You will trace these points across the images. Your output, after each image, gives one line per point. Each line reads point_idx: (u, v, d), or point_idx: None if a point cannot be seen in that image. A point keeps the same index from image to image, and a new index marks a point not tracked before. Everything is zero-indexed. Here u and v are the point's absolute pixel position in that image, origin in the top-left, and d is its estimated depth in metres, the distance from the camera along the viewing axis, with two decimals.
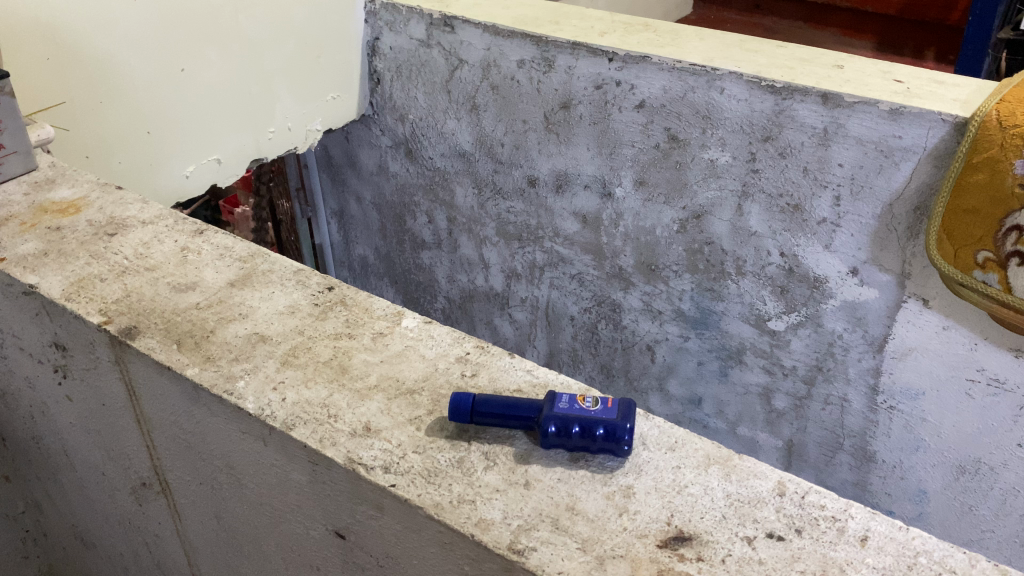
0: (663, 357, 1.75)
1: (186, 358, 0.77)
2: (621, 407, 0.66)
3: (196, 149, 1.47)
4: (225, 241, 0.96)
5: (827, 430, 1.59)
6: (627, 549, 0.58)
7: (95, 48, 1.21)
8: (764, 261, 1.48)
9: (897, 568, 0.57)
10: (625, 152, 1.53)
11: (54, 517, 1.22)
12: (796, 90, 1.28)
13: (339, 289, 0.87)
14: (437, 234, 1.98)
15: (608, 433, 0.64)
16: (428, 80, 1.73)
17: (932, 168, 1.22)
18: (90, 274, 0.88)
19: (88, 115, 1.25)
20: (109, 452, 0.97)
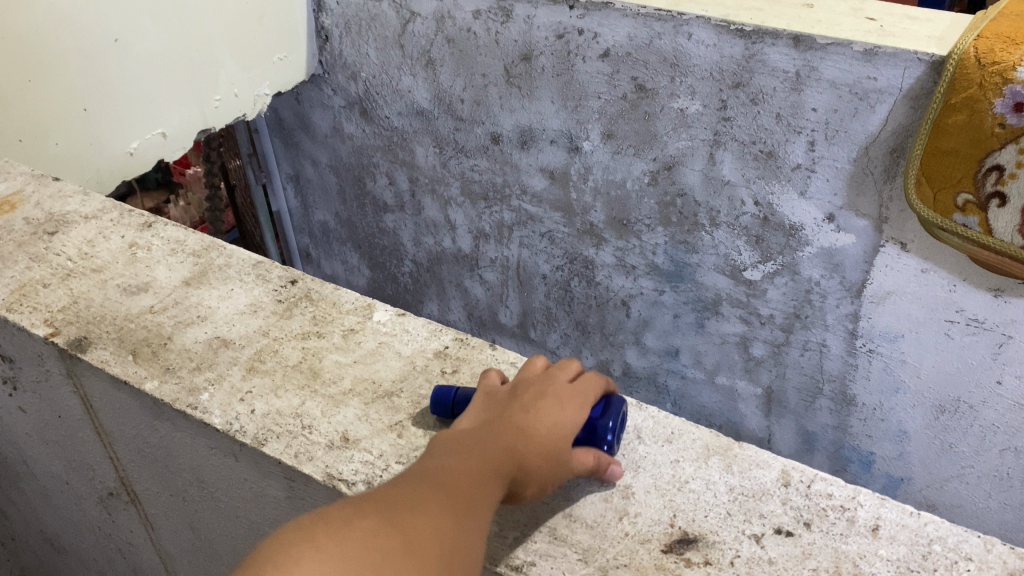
0: (638, 311, 1.73)
1: (143, 369, 0.72)
2: (608, 406, 0.62)
3: (137, 124, 1.38)
4: (176, 233, 0.89)
5: (806, 376, 1.58)
6: (631, 557, 0.55)
7: (19, 23, 1.11)
8: (738, 211, 1.44)
9: (912, 558, 0.54)
10: (591, 105, 1.47)
11: (21, 524, 1.17)
12: (766, 33, 1.23)
13: (303, 282, 0.82)
14: (400, 196, 1.92)
15: (589, 432, 0.59)
16: (379, 36, 1.65)
17: (908, 110, 1.18)
18: (31, 280, 0.81)
19: (18, 96, 1.16)
20: (70, 462, 0.91)
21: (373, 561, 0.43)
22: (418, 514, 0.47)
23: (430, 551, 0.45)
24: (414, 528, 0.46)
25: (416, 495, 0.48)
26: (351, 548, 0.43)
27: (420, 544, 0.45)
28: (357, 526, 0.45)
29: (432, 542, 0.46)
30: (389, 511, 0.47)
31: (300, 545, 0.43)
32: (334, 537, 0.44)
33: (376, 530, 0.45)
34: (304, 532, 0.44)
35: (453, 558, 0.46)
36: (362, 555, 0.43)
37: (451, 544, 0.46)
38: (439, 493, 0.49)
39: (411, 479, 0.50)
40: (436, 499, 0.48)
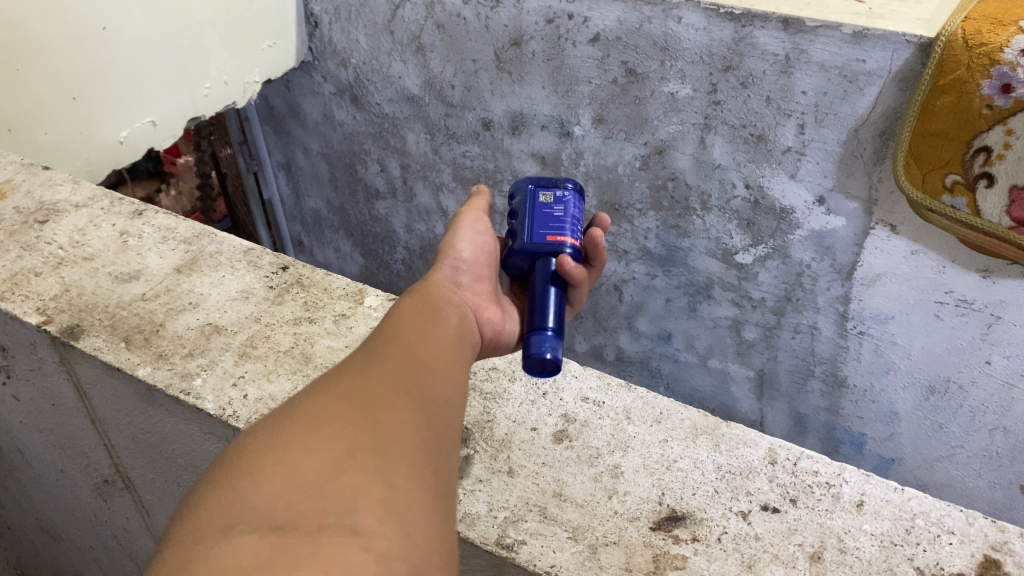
0: (631, 296, 1.74)
1: (136, 356, 0.72)
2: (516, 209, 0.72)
3: (126, 111, 1.38)
4: (167, 221, 0.90)
5: (797, 358, 1.59)
6: (620, 535, 0.56)
7: (10, 12, 1.10)
8: (729, 194, 1.45)
9: (895, 533, 0.55)
10: (582, 90, 1.47)
11: (17, 513, 1.18)
12: (755, 16, 1.23)
13: (294, 268, 0.83)
14: (392, 183, 1.92)
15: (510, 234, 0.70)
16: (369, 22, 1.64)
17: (897, 92, 1.18)
18: (23, 269, 0.81)
19: (7, 85, 1.15)
20: (65, 450, 0.92)
21: (290, 445, 0.40)
22: (318, 399, 0.44)
23: (349, 412, 0.43)
24: (330, 404, 0.43)
25: (319, 388, 0.45)
26: (262, 449, 0.40)
27: (336, 413, 0.42)
28: (258, 435, 0.41)
29: (347, 406, 0.43)
30: (286, 410, 0.43)
31: (204, 485, 0.38)
32: (238, 454, 0.40)
33: (279, 426, 0.41)
34: (210, 471, 0.40)
35: (379, 411, 0.44)
36: (276, 447, 0.40)
37: (373, 403, 0.44)
38: (344, 377, 0.47)
39: (311, 384, 0.47)
40: (342, 383, 0.46)
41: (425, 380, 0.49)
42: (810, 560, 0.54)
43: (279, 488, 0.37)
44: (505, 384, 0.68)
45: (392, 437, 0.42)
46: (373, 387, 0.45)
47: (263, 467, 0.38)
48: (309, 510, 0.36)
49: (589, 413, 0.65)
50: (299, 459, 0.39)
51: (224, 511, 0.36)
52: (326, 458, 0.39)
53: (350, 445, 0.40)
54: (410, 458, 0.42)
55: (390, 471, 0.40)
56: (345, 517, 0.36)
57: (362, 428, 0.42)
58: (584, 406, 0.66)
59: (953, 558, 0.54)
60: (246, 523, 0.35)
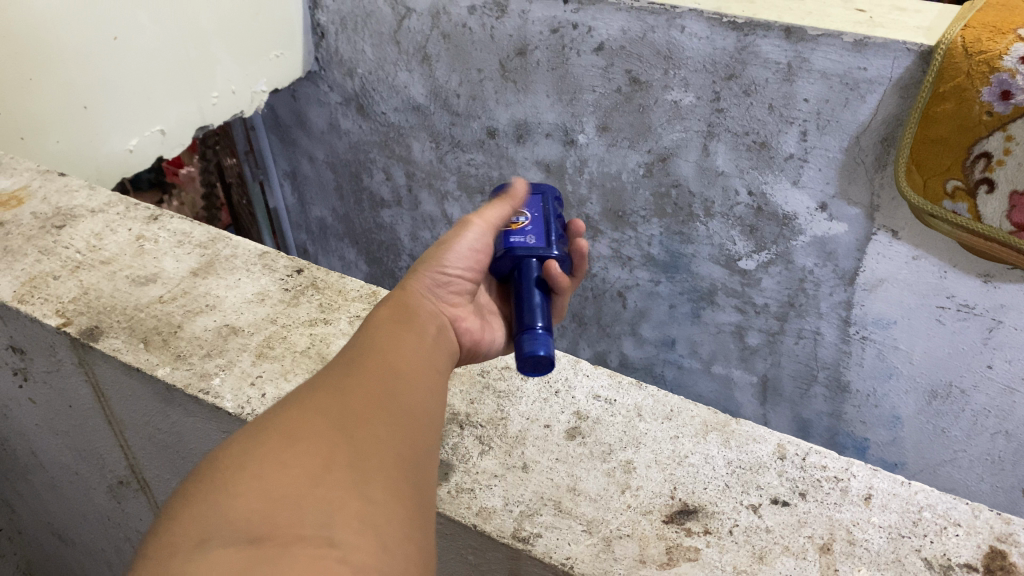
0: (635, 302, 1.76)
1: (155, 357, 0.73)
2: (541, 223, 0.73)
3: (136, 120, 1.40)
4: (182, 226, 0.91)
5: (800, 363, 1.61)
6: (633, 527, 0.57)
7: (21, 22, 1.12)
8: (732, 201, 1.47)
9: (903, 525, 0.57)
10: (586, 98, 1.49)
11: (28, 516, 1.19)
12: (757, 25, 1.25)
13: (309, 271, 0.84)
14: (397, 191, 1.93)
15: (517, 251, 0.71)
16: (375, 32, 1.66)
17: (898, 99, 1.20)
18: (42, 272, 0.83)
19: (19, 93, 1.17)
20: (80, 452, 0.93)
21: (266, 459, 0.40)
22: (295, 414, 0.44)
23: (326, 426, 0.43)
24: (304, 416, 0.44)
25: (296, 401, 0.46)
26: (238, 463, 0.40)
27: (311, 427, 0.43)
28: (234, 448, 0.42)
29: (323, 420, 0.44)
30: (264, 424, 0.44)
31: (182, 500, 0.39)
32: (215, 467, 0.40)
33: (255, 440, 0.42)
34: (187, 484, 0.40)
35: (357, 425, 0.44)
36: (252, 460, 0.40)
37: (347, 414, 0.45)
38: (322, 390, 0.47)
39: (290, 396, 0.47)
40: (318, 396, 0.46)
41: (405, 389, 0.49)
42: (820, 552, 0.55)
43: (255, 502, 0.38)
44: (518, 382, 0.69)
45: (369, 450, 0.43)
46: (350, 399, 0.46)
47: (240, 481, 0.39)
48: (285, 523, 0.37)
49: (601, 411, 0.66)
50: (276, 473, 0.39)
51: (201, 527, 0.37)
52: (303, 472, 0.40)
53: (327, 458, 0.41)
54: (386, 470, 0.42)
55: (367, 484, 0.41)
56: (321, 529, 0.37)
57: (339, 442, 0.42)
58: (596, 404, 0.67)
59: (960, 549, 0.55)
60: (220, 538, 0.36)
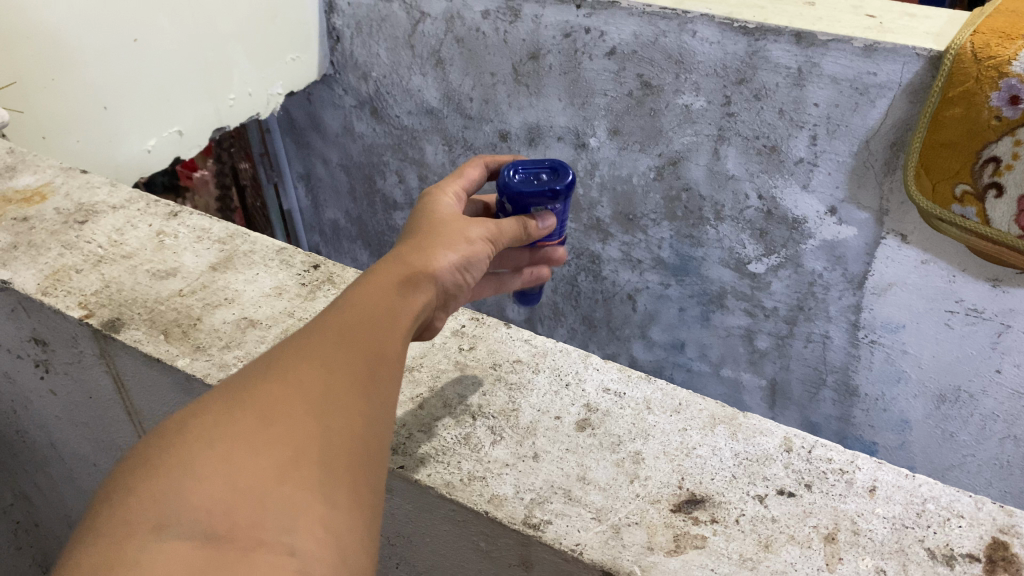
0: (645, 305, 1.77)
1: (175, 348, 0.75)
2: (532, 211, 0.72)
3: (155, 121, 1.42)
4: (201, 222, 0.93)
5: (809, 367, 1.62)
6: (641, 515, 0.58)
7: (42, 23, 1.14)
8: (742, 204, 1.48)
9: (907, 516, 0.58)
10: (598, 102, 1.50)
11: (45, 509, 1.21)
12: (768, 30, 1.26)
13: (325, 267, 0.86)
14: (409, 194, 1.95)
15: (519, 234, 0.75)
16: (389, 36, 1.69)
17: (907, 104, 1.21)
18: (65, 266, 0.85)
19: (41, 93, 1.19)
20: (99, 443, 0.95)
21: (238, 441, 0.39)
22: (274, 387, 0.42)
23: (303, 410, 0.41)
24: (279, 393, 0.42)
25: (275, 368, 0.44)
26: (206, 441, 0.39)
27: (287, 408, 0.41)
28: (206, 420, 0.40)
29: (301, 403, 0.41)
30: (240, 391, 0.42)
31: (147, 466, 0.38)
32: (184, 437, 0.39)
33: (229, 413, 0.40)
34: (154, 447, 0.39)
35: (334, 413, 0.42)
36: (223, 441, 0.39)
37: (326, 398, 0.43)
38: (303, 359, 0.44)
39: (269, 356, 0.45)
40: (301, 367, 0.44)
41: (387, 371, 0.47)
42: (825, 541, 0.56)
43: (219, 491, 0.37)
44: (529, 375, 0.71)
45: (341, 444, 0.41)
46: (332, 380, 0.44)
47: (207, 463, 0.38)
48: (246, 523, 0.36)
49: (611, 403, 0.68)
50: (244, 461, 0.38)
51: (161, 507, 0.36)
52: (271, 465, 0.38)
53: (297, 452, 0.39)
54: (354, 471, 0.41)
55: (334, 485, 0.39)
56: (281, 535, 0.36)
57: (313, 434, 0.40)
58: (605, 397, 0.68)
59: (962, 540, 0.56)
60: (182, 527, 0.36)
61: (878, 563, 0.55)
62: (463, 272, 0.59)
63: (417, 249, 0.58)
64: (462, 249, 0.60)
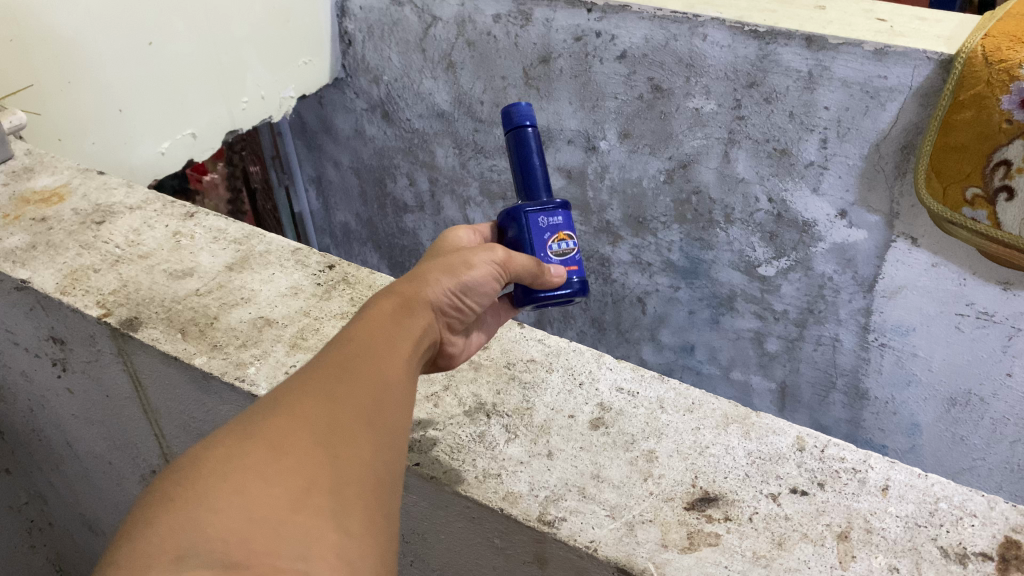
0: (654, 308, 1.77)
1: (192, 347, 0.76)
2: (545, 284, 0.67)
3: (168, 124, 1.43)
4: (217, 223, 0.94)
5: (819, 370, 1.62)
6: (655, 513, 0.59)
7: (59, 27, 1.16)
8: (752, 207, 1.48)
9: (920, 515, 0.58)
10: (608, 105, 1.51)
11: (60, 507, 1.22)
12: (779, 34, 1.26)
13: (340, 267, 0.87)
14: (419, 196, 1.96)
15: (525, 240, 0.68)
16: (401, 39, 1.70)
17: (918, 107, 1.22)
18: (83, 266, 0.86)
19: (57, 96, 1.20)
20: (116, 442, 0.96)
21: (249, 471, 0.37)
22: (282, 417, 0.40)
23: (311, 440, 0.39)
24: (287, 423, 0.40)
25: (282, 399, 0.42)
26: (217, 471, 0.37)
27: (297, 437, 0.39)
28: (216, 451, 0.38)
29: (310, 433, 0.40)
30: (248, 423, 0.40)
31: (159, 498, 0.36)
32: (194, 469, 0.37)
33: (236, 444, 0.38)
34: (163, 481, 0.37)
35: (344, 443, 0.40)
36: (234, 471, 0.37)
37: (335, 427, 0.41)
38: (309, 389, 0.42)
39: (274, 388, 0.43)
40: (306, 398, 0.42)
41: (394, 400, 0.45)
42: (838, 539, 0.56)
43: (234, 521, 0.35)
44: (543, 374, 0.71)
45: (351, 474, 0.39)
46: (340, 410, 0.42)
47: (220, 493, 0.36)
48: (262, 550, 0.35)
49: (625, 402, 0.68)
50: (257, 491, 0.36)
51: (175, 539, 0.34)
52: (284, 494, 0.37)
53: (309, 482, 0.37)
54: (367, 500, 0.39)
55: (347, 513, 0.38)
56: (296, 562, 0.35)
57: (323, 465, 0.39)
58: (619, 396, 0.69)
59: (976, 538, 0.56)
60: (199, 556, 0.34)
61: (892, 561, 0.55)
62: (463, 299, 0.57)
63: (412, 279, 0.55)
64: (456, 275, 0.57)
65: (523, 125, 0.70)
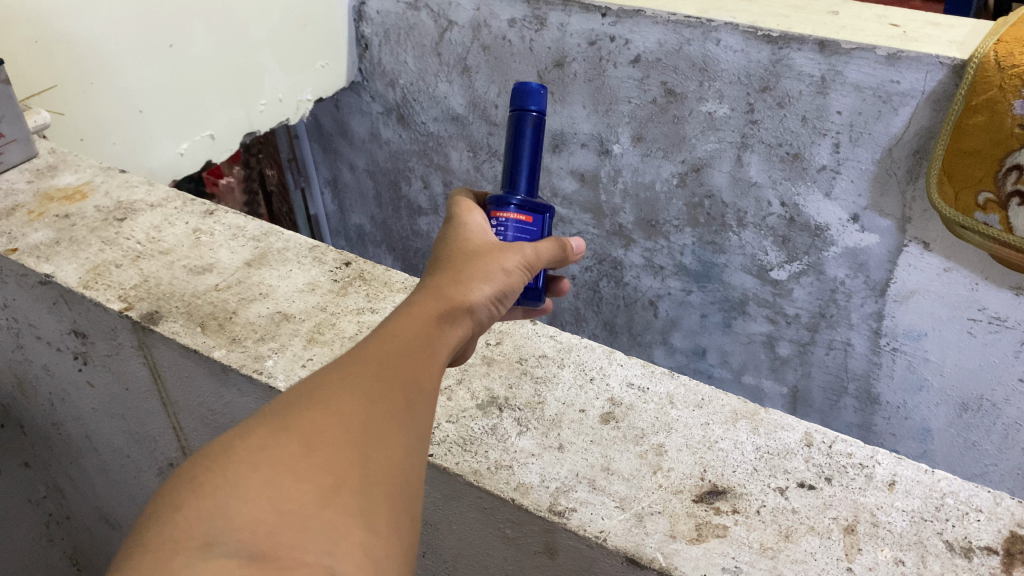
0: (666, 311, 1.78)
1: (212, 340, 0.77)
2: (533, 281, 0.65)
3: (188, 126, 1.45)
4: (236, 221, 0.96)
5: (831, 374, 1.62)
6: (664, 505, 0.59)
7: (82, 29, 1.18)
8: (765, 212, 1.49)
9: (926, 509, 0.59)
10: (622, 109, 1.52)
11: (77, 501, 1.24)
12: (792, 39, 1.28)
13: (356, 264, 0.89)
14: (433, 199, 1.98)
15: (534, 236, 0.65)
16: (417, 43, 1.72)
17: (930, 112, 1.22)
18: (105, 261, 0.87)
19: (80, 96, 1.23)
20: (134, 435, 0.98)
21: (281, 464, 0.37)
22: (317, 410, 0.39)
23: (343, 437, 0.38)
24: (321, 417, 0.39)
25: (318, 390, 0.41)
26: (249, 463, 0.37)
27: (330, 432, 0.38)
28: (249, 441, 0.38)
29: (343, 429, 0.39)
30: (283, 415, 0.39)
31: (192, 483, 0.36)
32: (226, 457, 0.37)
33: (272, 437, 0.38)
34: (197, 465, 0.37)
35: (378, 441, 0.39)
36: (265, 463, 0.37)
37: (369, 423, 0.40)
38: (346, 382, 0.41)
39: (311, 378, 0.42)
40: (342, 392, 0.41)
41: (428, 399, 0.44)
42: (844, 532, 0.57)
43: (262, 513, 0.35)
44: (555, 369, 0.73)
45: (382, 472, 0.38)
46: (375, 405, 0.41)
47: (251, 485, 0.36)
48: (288, 544, 0.34)
49: (635, 397, 0.69)
50: (287, 485, 0.36)
51: (203, 527, 0.34)
52: (312, 489, 0.36)
53: (339, 478, 0.37)
54: (396, 499, 0.38)
55: (374, 512, 0.37)
56: (322, 557, 0.34)
57: (354, 462, 0.38)
58: (629, 391, 0.70)
59: (981, 533, 0.57)
60: (226, 545, 0.34)
61: (898, 554, 0.56)
62: (499, 302, 0.55)
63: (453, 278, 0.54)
64: (498, 280, 0.55)
65: (527, 109, 0.66)
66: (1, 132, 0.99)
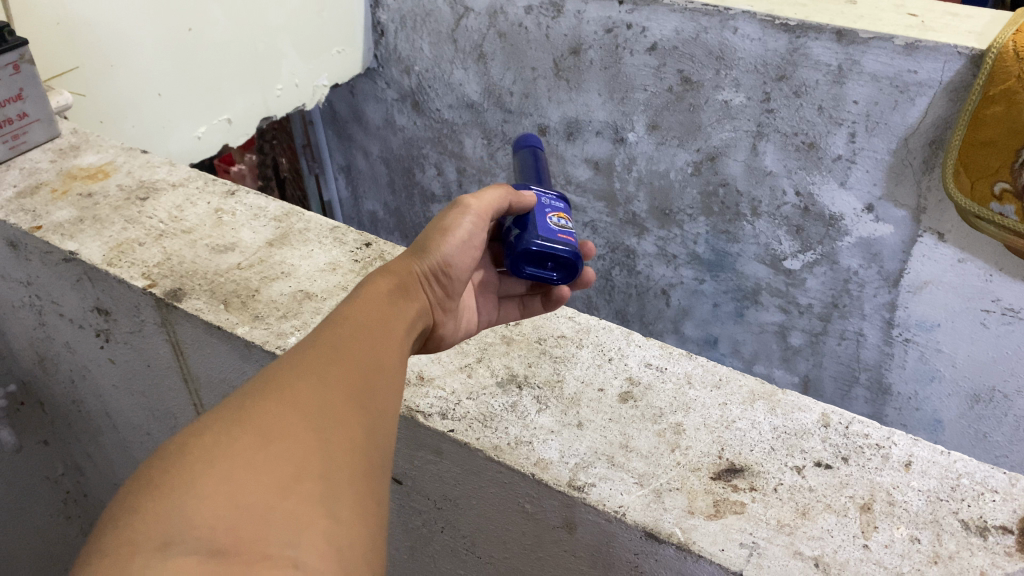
0: (678, 300, 1.79)
1: (234, 317, 0.79)
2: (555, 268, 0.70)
3: (205, 109, 1.46)
4: (257, 201, 0.97)
5: (842, 364, 1.63)
6: (682, 482, 0.60)
7: (102, 11, 1.19)
8: (779, 201, 1.49)
9: (942, 489, 0.59)
10: (637, 97, 1.52)
11: (96, 478, 1.26)
12: (810, 28, 1.27)
13: (377, 245, 0.90)
14: (447, 186, 1.99)
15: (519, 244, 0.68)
16: (433, 30, 1.72)
17: (948, 102, 1.22)
18: (128, 239, 0.89)
19: (100, 78, 1.24)
20: (155, 412, 0.99)
21: (239, 458, 0.37)
22: (273, 400, 0.40)
23: (301, 426, 0.39)
24: (276, 407, 0.40)
25: (272, 379, 0.42)
26: (203, 460, 0.36)
27: (287, 424, 0.39)
28: (201, 438, 0.38)
29: (300, 419, 0.40)
30: (236, 407, 0.40)
31: (147, 485, 0.35)
32: (180, 455, 0.37)
33: (226, 432, 0.38)
34: (150, 468, 0.36)
35: (334, 428, 0.40)
36: (222, 459, 0.37)
37: (324, 412, 0.41)
38: (298, 374, 0.42)
39: (264, 371, 0.43)
40: (298, 383, 0.42)
41: (379, 385, 0.45)
42: (861, 510, 0.58)
43: (222, 509, 0.35)
44: (573, 349, 0.73)
45: (341, 458, 0.39)
46: (329, 393, 0.42)
47: (209, 482, 0.36)
48: (250, 539, 0.35)
49: (653, 377, 0.70)
50: (247, 480, 0.36)
51: (163, 527, 0.34)
52: (272, 480, 0.37)
53: (299, 467, 0.38)
54: (356, 484, 0.39)
55: (336, 498, 0.38)
56: (286, 549, 0.35)
57: (313, 449, 0.39)
58: (647, 371, 0.71)
59: (996, 513, 0.58)
60: (186, 543, 0.33)
61: (913, 532, 0.56)
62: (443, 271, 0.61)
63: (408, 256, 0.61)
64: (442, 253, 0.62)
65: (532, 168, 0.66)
66: (23, 110, 1.00)
